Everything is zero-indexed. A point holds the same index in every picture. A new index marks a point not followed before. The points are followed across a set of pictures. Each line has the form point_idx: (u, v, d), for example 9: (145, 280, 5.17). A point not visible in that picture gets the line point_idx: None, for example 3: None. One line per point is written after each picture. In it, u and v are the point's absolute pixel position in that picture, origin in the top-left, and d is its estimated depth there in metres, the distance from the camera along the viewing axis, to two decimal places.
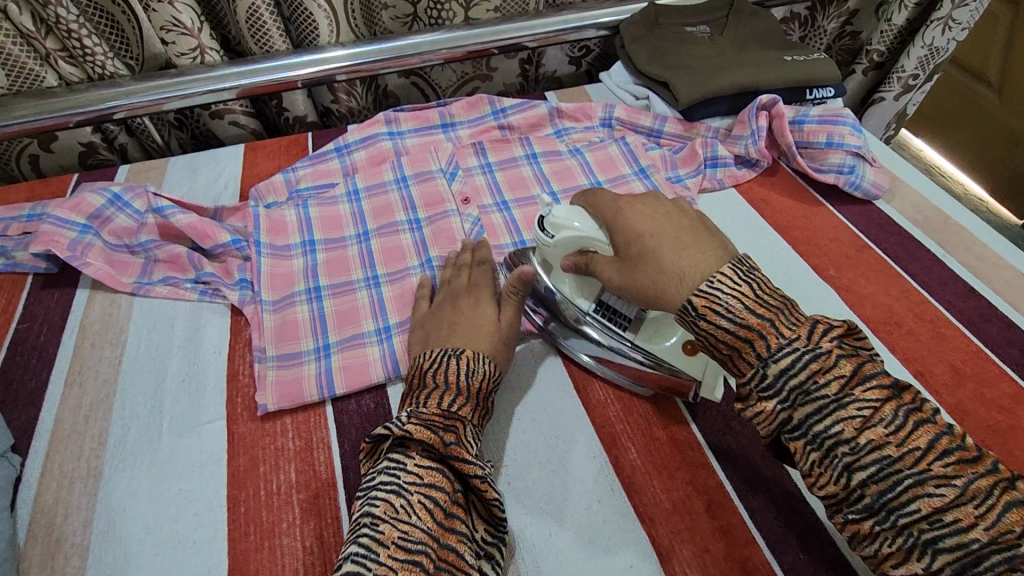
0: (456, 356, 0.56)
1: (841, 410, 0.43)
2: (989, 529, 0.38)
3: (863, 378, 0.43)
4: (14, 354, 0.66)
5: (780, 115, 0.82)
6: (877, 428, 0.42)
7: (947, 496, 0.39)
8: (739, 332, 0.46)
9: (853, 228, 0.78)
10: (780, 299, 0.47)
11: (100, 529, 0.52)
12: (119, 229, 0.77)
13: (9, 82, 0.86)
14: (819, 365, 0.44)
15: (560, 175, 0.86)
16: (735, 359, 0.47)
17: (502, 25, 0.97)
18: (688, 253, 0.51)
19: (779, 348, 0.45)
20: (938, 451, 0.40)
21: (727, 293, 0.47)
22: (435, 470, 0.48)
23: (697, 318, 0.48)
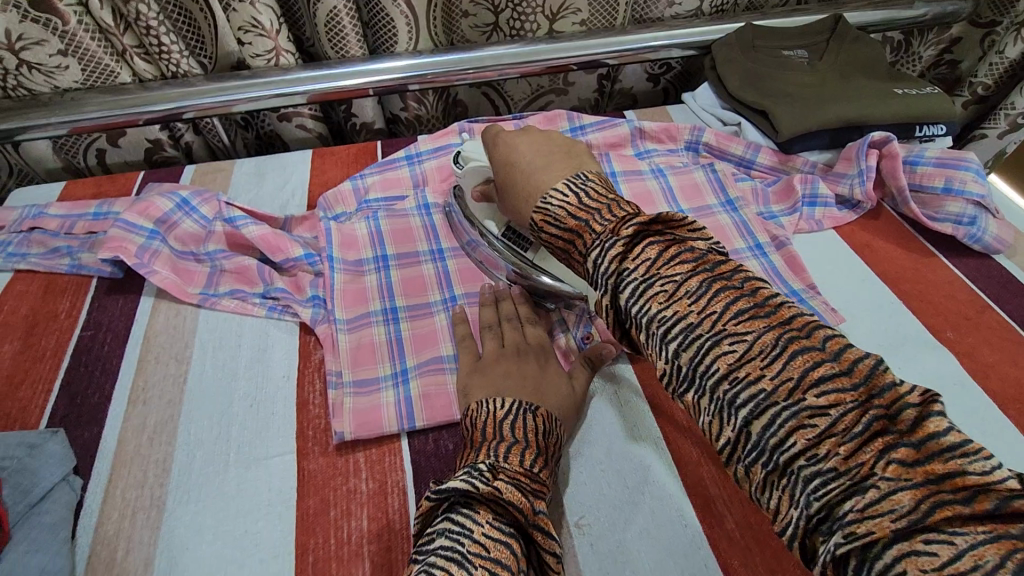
0: (533, 411, 0.52)
1: (647, 286, 0.40)
2: (850, 461, 0.32)
3: (735, 311, 0.37)
4: (77, 364, 0.63)
5: (893, 154, 0.76)
6: (682, 298, 0.38)
7: (820, 425, 0.33)
8: (564, 236, 0.48)
9: (971, 284, 0.71)
10: (603, 202, 0.47)
11: (162, 570, 0.49)
12: (185, 235, 0.74)
13: (84, 77, 0.84)
14: (627, 248, 0.42)
15: (641, 199, 0.80)
16: (571, 262, 0.49)
17: (587, 40, 0.92)
18: (539, 172, 0.54)
19: (591, 244, 0.45)
20: (816, 378, 0.34)
21: (556, 203, 0.49)
22: (505, 544, 0.40)
23: (539, 231, 0.51)
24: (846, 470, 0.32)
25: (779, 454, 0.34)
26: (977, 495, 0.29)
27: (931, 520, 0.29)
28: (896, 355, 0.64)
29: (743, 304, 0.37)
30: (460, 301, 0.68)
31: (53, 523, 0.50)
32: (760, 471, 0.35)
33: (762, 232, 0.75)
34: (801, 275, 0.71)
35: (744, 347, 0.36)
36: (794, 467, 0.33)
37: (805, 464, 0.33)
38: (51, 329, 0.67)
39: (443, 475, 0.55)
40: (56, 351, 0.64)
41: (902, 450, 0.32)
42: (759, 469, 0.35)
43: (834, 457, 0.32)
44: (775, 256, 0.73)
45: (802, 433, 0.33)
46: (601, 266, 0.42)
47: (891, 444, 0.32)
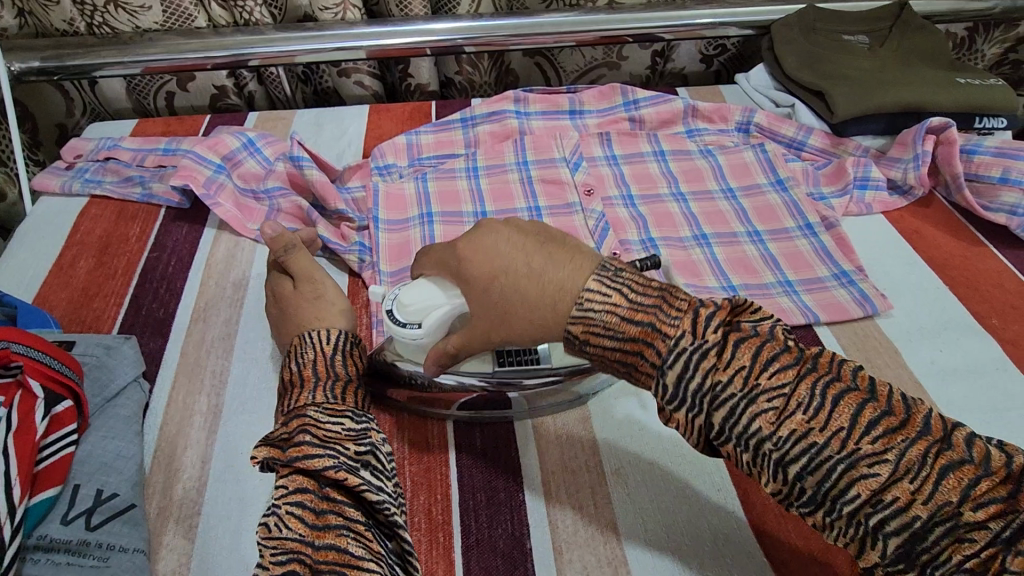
0: (285, 357, 0.52)
1: (753, 404, 0.36)
2: (927, 501, 0.34)
3: (765, 363, 0.37)
4: (144, 282, 0.67)
5: (950, 141, 0.76)
6: (797, 415, 0.36)
7: (881, 473, 0.34)
8: (627, 348, 0.40)
9: (1018, 272, 0.70)
10: (655, 292, 0.41)
11: (218, 468, 0.52)
12: (248, 174, 0.78)
13: (163, 19, 0.89)
14: (718, 356, 0.38)
15: (690, 176, 0.81)
16: (632, 373, 0.41)
17: (646, 12, 0.93)
18: (549, 275, 0.43)
19: (668, 351, 0.38)
20: (864, 425, 0.35)
21: (599, 310, 0.41)
22: (296, 476, 0.43)
23: (582, 344, 0.42)
24: (987, 572, 0.32)
25: (899, 545, 0.34)
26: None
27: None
28: (937, 339, 0.64)
29: (772, 351, 0.38)
30: None
31: (127, 417, 0.54)
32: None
33: (813, 213, 0.75)
34: (849, 257, 0.71)
35: (784, 403, 0.36)
36: (916, 560, 0.34)
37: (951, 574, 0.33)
38: (122, 250, 0.71)
39: None
40: (126, 270, 0.69)
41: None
42: (897, 574, 0.34)
43: (971, 559, 0.33)
44: (826, 236, 0.73)
45: (956, 544, 0.33)
46: (690, 379, 0.38)
47: (1022, 541, 0.32)
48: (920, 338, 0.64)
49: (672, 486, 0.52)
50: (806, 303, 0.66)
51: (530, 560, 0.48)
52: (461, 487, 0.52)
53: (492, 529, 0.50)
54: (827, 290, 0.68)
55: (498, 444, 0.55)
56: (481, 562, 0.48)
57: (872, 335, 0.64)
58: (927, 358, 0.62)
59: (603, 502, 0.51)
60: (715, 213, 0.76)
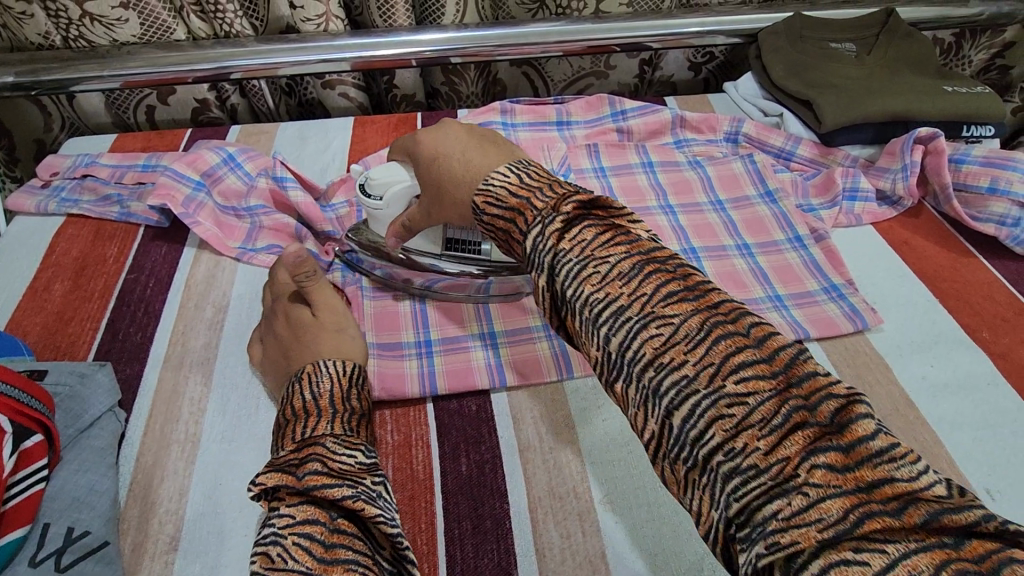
0: (297, 380, 0.53)
1: (583, 270, 0.39)
2: (698, 364, 0.34)
3: (599, 241, 0.40)
4: (121, 305, 0.66)
5: (938, 151, 0.75)
6: (614, 281, 0.38)
7: (665, 333, 0.36)
8: (507, 216, 0.46)
9: (1007, 284, 0.69)
10: (546, 180, 0.46)
11: (196, 500, 0.51)
12: (229, 191, 0.76)
13: (141, 31, 0.87)
14: (564, 226, 0.41)
15: (678, 187, 0.80)
16: (511, 244, 0.47)
17: (632, 21, 0.92)
18: (473, 160, 0.51)
19: (533, 220, 0.43)
20: (663, 295, 0.37)
21: (496, 184, 0.47)
22: (306, 504, 0.41)
23: (479, 213, 0.48)
24: (768, 468, 0.31)
25: (673, 416, 0.34)
26: (904, 502, 0.28)
27: (860, 530, 0.28)
28: (928, 353, 0.63)
29: (609, 236, 0.40)
30: (501, 340, 0.64)
31: (100, 449, 0.52)
32: (682, 465, 0.34)
33: (802, 224, 0.74)
34: (839, 270, 0.70)
35: (607, 268, 0.39)
36: (689, 435, 0.33)
37: (715, 455, 0.32)
38: (98, 272, 0.69)
39: (467, 433, 0.57)
40: (103, 292, 0.67)
41: (829, 454, 0.30)
42: (679, 460, 0.34)
43: (755, 453, 0.31)
44: (815, 248, 0.72)
45: (720, 421, 0.32)
46: (540, 243, 0.42)
47: (815, 445, 0.30)
48: (911, 353, 0.63)
49: (661, 510, 0.51)
50: (795, 317, 0.66)
51: None
52: (447, 515, 0.51)
53: (478, 559, 0.49)
54: (817, 304, 0.67)
55: (484, 470, 0.54)
56: None
57: (863, 351, 0.64)
58: (918, 373, 0.62)
59: (591, 529, 0.50)
60: (705, 225, 0.76)
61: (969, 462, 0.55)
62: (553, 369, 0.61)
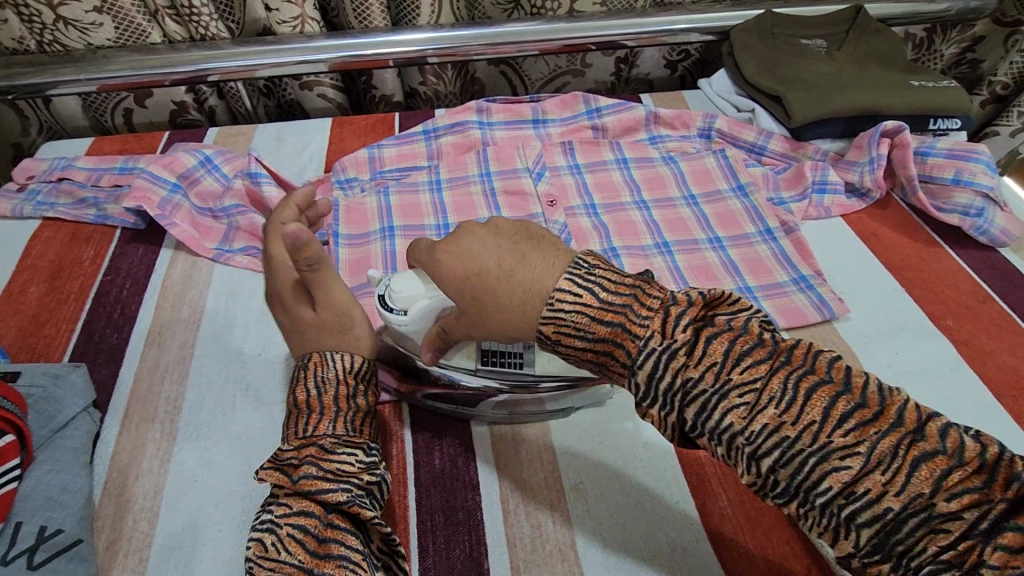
0: (303, 366, 0.51)
1: (728, 398, 0.36)
2: (900, 493, 0.32)
3: (739, 357, 0.37)
4: (98, 306, 0.66)
5: (903, 144, 0.77)
6: (770, 410, 0.35)
7: (854, 466, 0.33)
8: (597, 347, 0.40)
9: (972, 273, 0.71)
10: (628, 290, 0.40)
11: (171, 497, 0.51)
12: (205, 193, 0.77)
13: (117, 35, 0.87)
14: (688, 354, 0.37)
15: (652, 183, 0.81)
16: (607, 372, 0.41)
17: (607, 20, 0.93)
18: (519, 274, 0.43)
19: (637, 351, 0.38)
20: (737, 360, 0.37)
21: (570, 309, 0.40)
22: (301, 499, 0.44)
23: (552, 343, 0.42)
24: (956, 560, 0.31)
25: (872, 536, 0.33)
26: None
27: None
28: (894, 341, 0.65)
29: (743, 346, 0.37)
30: None
31: (74, 449, 0.53)
32: (874, 565, 0.33)
33: (772, 218, 0.76)
34: (808, 261, 0.72)
35: (757, 397, 0.36)
36: (891, 549, 0.32)
37: (926, 565, 0.32)
38: (74, 274, 0.69)
39: (442, 428, 0.58)
40: (79, 294, 0.67)
41: (1010, 535, 0.30)
42: (873, 562, 0.33)
43: (948, 551, 0.31)
44: (785, 241, 0.74)
45: (931, 535, 0.32)
46: (663, 379, 0.37)
47: (997, 529, 0.31)
48: (876, 341, 0.65)
49: (631, 499, 0.52)
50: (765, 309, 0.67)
51: None
52: (419, 507, 0.52)
53: (450, 549, 0.50)
54: (786, 296, 0.68)
55: (456, 462, 0.55)
56: None
57: (830, 340, 0.65)
58: (883, 360, 0.63)
59: (562, 518, 0.51)
60: (677, 220, 0.77)
61: None
62: None
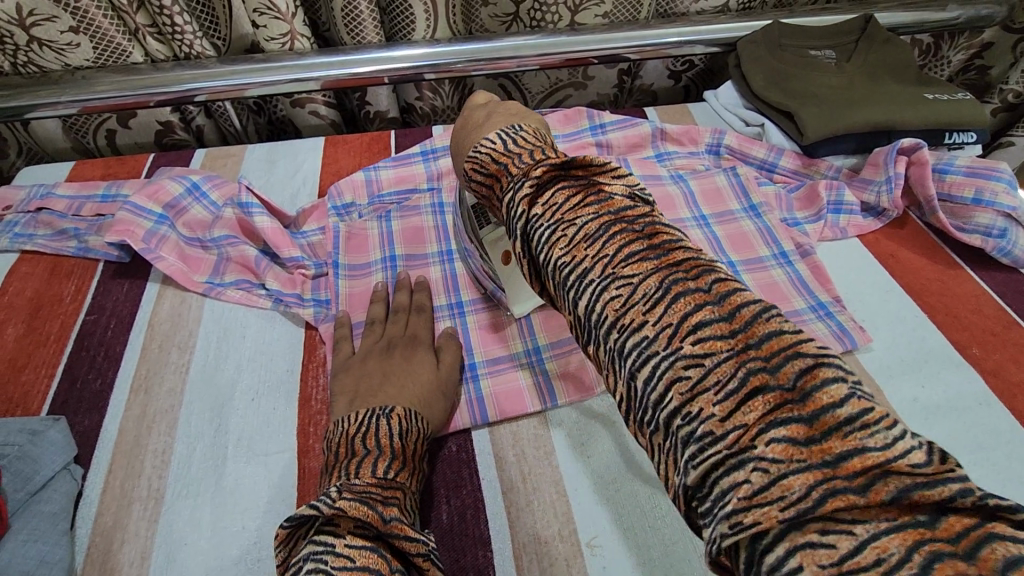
0: (385, 415, 0.50)
1: (553, 232, 0.37)
2: (659, 325, 0.32)
3: (572, 202, 0.38)
4: (79, 349, 0.62)
5: (923, 162, 0.74)
6: (580, 243, 0.36)
7: (625, 294, 0.33)
8: (487, 181, 0.46)
9: (996, 297, 0.68)
10: (529, 146, 0.45)
11: (159, 563, 0.48)
12: (193, 222, 0.72)
13: (96, 55, 0.83)
14: (537, 191, 0.39)
15: (661, 203, 0.78)
16: (494, 209, 0.46)
17: (609, 33, 0.89)
18: (471, 129, 0.52)
19: (508, 184, 0.42)
20: (578, 206, 0.37)
21: (483, 149, 0.47)
22: (370, 549, 0.39)
23: (468, 180, 0.49)
24: (722, 435, 0.28)
25: (634, 377, 0.32)
26: (870, 478, 0.25)
27: (824, 509, 0.25)
28: (919, 372, 0.62)
29: (580, 194, 0.38)
30: (482, 373, 0.61)
31: (53, 514, 0.49)
32: (654, 437, 0.31)
33: (787, 240, 0.73)
34: (826, 287, 0.69)
35: (574, 232, 0.36)
36: (652, 402, 0.31)
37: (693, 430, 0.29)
38: (54, 314, 0.65)
39: (452, 482, 0.54)
40: (60, 335, 0.63)
41: (791, 427, 0.27)
42: (654, 433, 0.32)
43: (713, 419, 0.29)
44: (801, 264, 0.71)
45: (675, 381, 0.30)
46: (514, 208, 0.40)
47: (779, 416, 0.28)
48: (901, 373, 0.62)
49: (652, 553, 0.49)
50: None
51: None
52: None
53: None
54: (805, 325, 0.65)
55: (466, 517, 0.52)
56: None
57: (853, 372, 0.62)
58: (909, 394, 0.60)
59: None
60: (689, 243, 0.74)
61: None
62: (536, 399, 0.59)
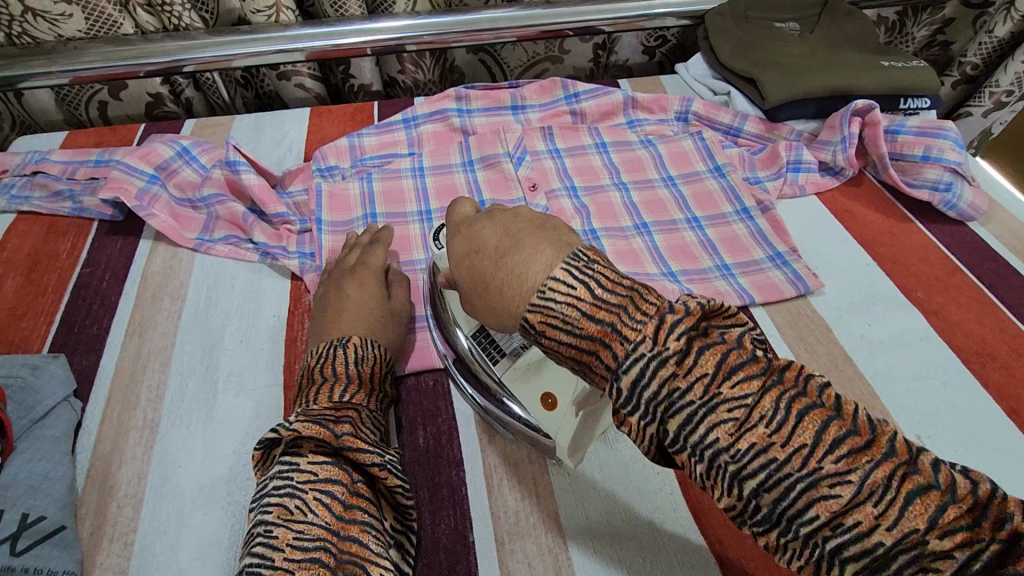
0: (342, 345, 0.54)
1: (713, 412, 0.32)
2: (786, 446, 0.30)
3: (729, 368, 0.32)
4: (77, 299, 0.66)
5: (875, 123, 0.78)
6: (758, 427, 0.31)
7: (843, 495, 0.29)
8: (581, 346, 0.36)
9: (942, 247, 0.73)
10: (625, 292, 0.36)
11: (154, 483, 0.51)
12: (184, 183, 0.76)
13: (88, 26, 0.86)
14: (679, 363, 0.32)
15: (631, 166, 0.82)
16: (589, 374, 0.37)
17: (582, 6, 0.93)
18: (511, 254, 0.40)
19: (625, 356, 0.33)
20: (728, 370, 0.32)
21: (561, 302, 0.36)
22: (330, 463, 0.42)
23: (538, 336, 0.38)
24: None
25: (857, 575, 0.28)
26: None
27: None
28: (866, 313, 0.66)
29: (736, 359, 0.33)
30: None
31: (55, 438, 0.53)
32: None
33: (749, 197, 0.77)
34: (784, 239, 0.73)
35: (744, 414, 0.31)
36: None
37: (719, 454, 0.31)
38: (52, 267, 0.69)
39: (427, 411, 0.58)
40: (57, 287, 0.67)
41: None
42: None
43: None
44: (761, 219, 0.75)
45: (820, 499, 0.29)
46: (646, 387, 0.33)
47: None
48: (850, 314, 0.66)
49: (614, 470, 0.53)
50: (742, 285, 0.68)
51: (472, 554, 0.49)
52: None
53: (436, 525, 0.50)
54: (762, 272, 0.69)
55: (440, 441, 0.56)
56: (424, 560, 0.48)
57: (805, 314, 0.66)
58: (856, 332, 0.65)
59: (544, 490, 0.52)
60: (656, 201, 0.78)
61: (903, 411, 0.58)
62: None
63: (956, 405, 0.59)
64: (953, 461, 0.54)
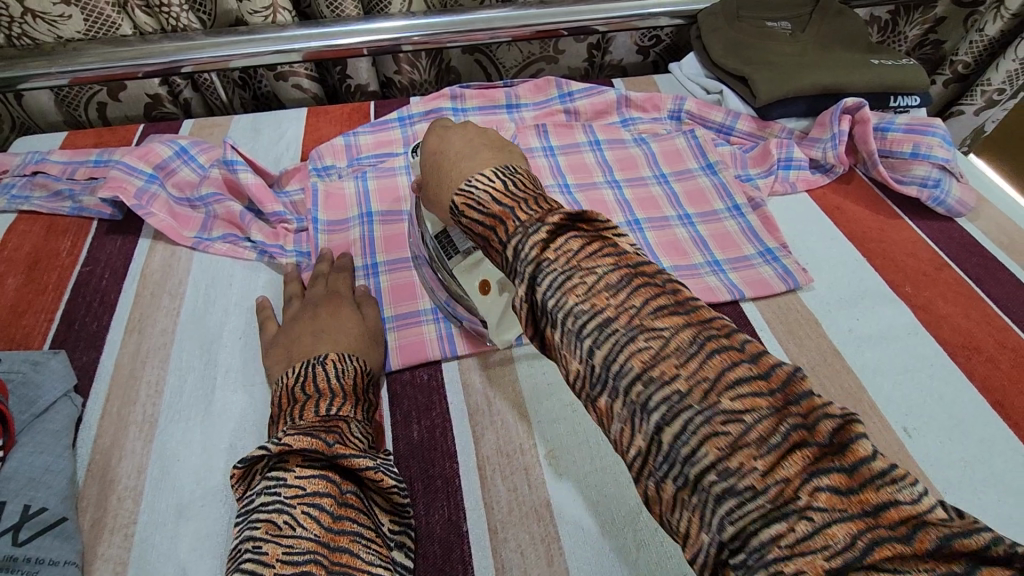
0: (320, 361, 0.54)
1: (631, 341, 0.32)
2: (691, 378, 0.30)
3: (650, 306, 0.33)
4: (77, 296, 0.67)
5: (864, 120, 0.79)
6: (669, 357, 0.31)
7: (732, 432, 0.28)
8: (485, 223, 0.39)
9: (931, 243, 0.74)
10: (533, 191, 0.40)
11: (153, 476, 0.52)
12: (182, 182, 0.77)
13: (86, 27, 0.87)
14: (553, 238, 0.36)
15: (623, 163, 0.83)
16: (488, 254, 0.40)
17: (576, 6, 0.94)
18: (462, 161, 0.45)
19: (514, 231, 0.37)
20: (651, 306, 0.33)
21: (480, 188, 0.41)
22: (319, 476, 0.44)
23: (458, 217, 0.42)
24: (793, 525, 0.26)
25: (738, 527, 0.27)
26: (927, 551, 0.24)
27: (871, 562, 0.24)
28: (855, 308, 0.67)
29: (662, 301, 0.33)
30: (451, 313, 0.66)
31: (56, 432, 0.54)
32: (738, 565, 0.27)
33: (740, 194, 0.78)
34: (774, 235, 0.74)
35: (659, 343, 0.31)
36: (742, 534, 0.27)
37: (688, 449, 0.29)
38: (52, 265, 0.70)
39: (422, 405, 0.59)
40: (57, 285, 0.68)
41: (835, 477, 0.26)
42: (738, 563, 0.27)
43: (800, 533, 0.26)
44: (752, 216, 0.76)
45: (711, 437, 0.28)
46: (525, 253, 0.36)
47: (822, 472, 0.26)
48: (839, 309, 0.67)
49: (605, 461, 0.54)
50: (732, 280, 0.69)
51: (466, 543, 0.50)
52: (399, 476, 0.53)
53: (430, 516, 0.51)
54: (752, 268, 0.70)
55: (435, 434, 0.56)
56: (420, 550, 0.49)
57: (794, 309, 0.67)
58: (845, 326, 0.66)
59: (536, 482, 0.53)
60: (648, 198, 0.79)
61: (890, 404, 0.59)
62: None
63: (943, 397, 0.60)
64: (938, 452, 0.55)
